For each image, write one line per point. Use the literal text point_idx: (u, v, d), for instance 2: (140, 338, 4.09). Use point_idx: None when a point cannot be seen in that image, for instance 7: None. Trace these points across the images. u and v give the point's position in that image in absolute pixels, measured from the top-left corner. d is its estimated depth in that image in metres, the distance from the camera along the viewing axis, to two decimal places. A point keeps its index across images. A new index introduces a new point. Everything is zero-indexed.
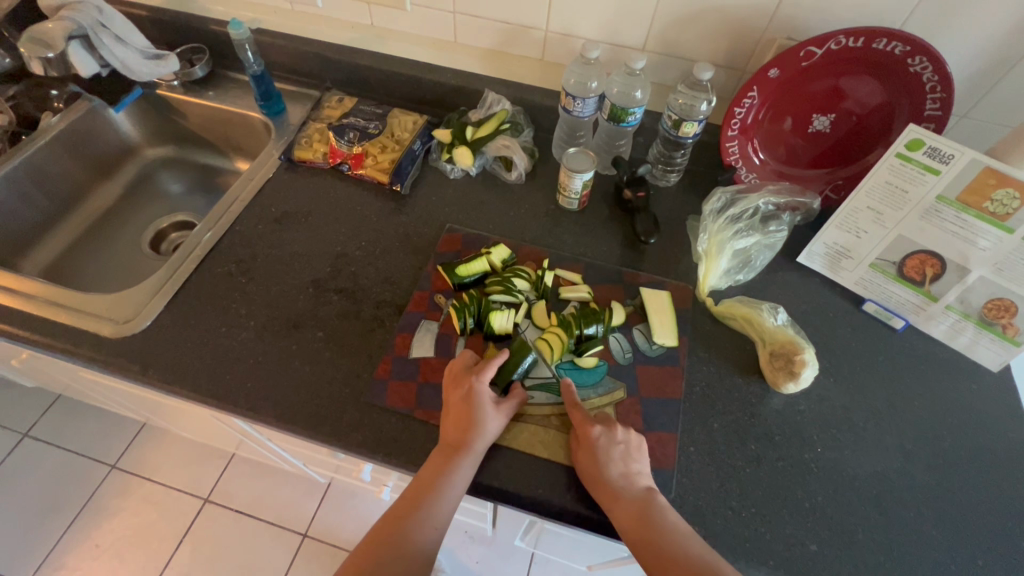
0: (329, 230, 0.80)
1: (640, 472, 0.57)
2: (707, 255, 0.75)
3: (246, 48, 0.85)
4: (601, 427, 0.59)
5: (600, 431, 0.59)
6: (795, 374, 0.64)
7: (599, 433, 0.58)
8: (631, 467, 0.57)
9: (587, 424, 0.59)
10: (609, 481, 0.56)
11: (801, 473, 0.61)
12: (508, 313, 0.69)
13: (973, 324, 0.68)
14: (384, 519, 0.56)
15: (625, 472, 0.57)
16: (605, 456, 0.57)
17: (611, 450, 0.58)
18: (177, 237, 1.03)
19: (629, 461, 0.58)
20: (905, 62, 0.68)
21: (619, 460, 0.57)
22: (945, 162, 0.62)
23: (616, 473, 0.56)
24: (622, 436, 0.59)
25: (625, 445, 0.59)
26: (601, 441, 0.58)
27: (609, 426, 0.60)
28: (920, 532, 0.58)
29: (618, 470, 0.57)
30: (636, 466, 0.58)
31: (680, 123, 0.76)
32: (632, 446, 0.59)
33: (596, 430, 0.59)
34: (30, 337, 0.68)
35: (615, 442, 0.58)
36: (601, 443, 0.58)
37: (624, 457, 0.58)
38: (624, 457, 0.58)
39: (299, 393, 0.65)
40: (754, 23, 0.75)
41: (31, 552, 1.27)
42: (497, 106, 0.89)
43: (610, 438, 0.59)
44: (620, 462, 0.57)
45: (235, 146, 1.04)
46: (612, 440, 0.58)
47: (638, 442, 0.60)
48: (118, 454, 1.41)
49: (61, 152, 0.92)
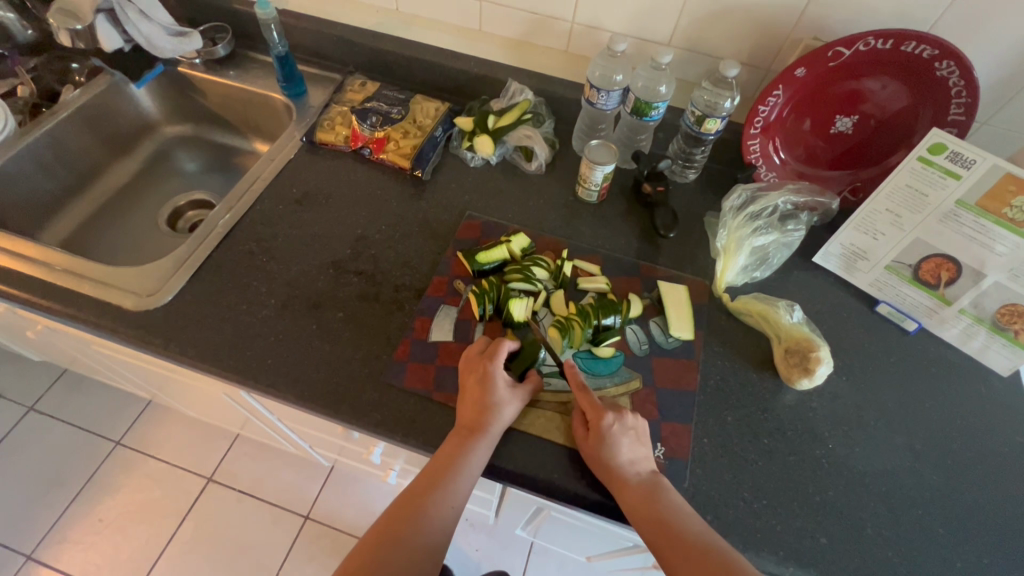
0: (349, 214, 0.81)
1: (646, 456, 0.58)
2: (725, 252, 0.76)
3: (272, 28, 0.85)
4: (613, 415, 0.59)
5: (612, 419, 0.58)
6: (810, 371, 0.65)
7: (612, 421, 0.58)
8: (639, 452, 0.58)
9: (599, 411, 0.59)
10: (618, 466, 0.57)
11: (812, 469, 0.62)
12: (526, 302, 0.70)
13: (986, 329, 0.69)
14: (401, 497, 0.57)
15: (634, 458, 0.57)
16: (616, 443, 0.57)
17: (622, 437, 0.58)
18: (194, 215, 1.03)
19: (637, 447, 0.58)
20: (932, 66, 0.69)
21: (630, 446, 0.58)
22: (967, 167, 0.64)
23: (625, 461, 0.57)
24: (632, 421, 0.60)
25: (635, 430, 0.59)
26: (614, 429, 0.58)
27: (618, 412, 0.60)
28: (927, 530, 0.59)
29: (628, 456, 0.57)
30: (642, 451, 0.58)
31: (703, 119, 0.76)
32: (640, 431, 0.60)
33: (608, 418, 0.58)
34: (53, 306, 0.68)
35: (626, 428, 0.59)
36: (613, 431, 0.58)
37: (633, 443, 0.58)
38: (634, 445, 0.58)
39: (319, 372, 0.65)
40: (782, 22, 0.75)
41: (35, 524, 1.28)
42: (520, 96, 0.89)
43: (621, 424, 0.59)
44: (630, 449, 0.58)
45: (255, 127, 1.04)
46: (623, 426, 0.59)
47: (644, 427, 0.60)
48: (123, 430, 1.42)
49: (82, 126, 0.92)
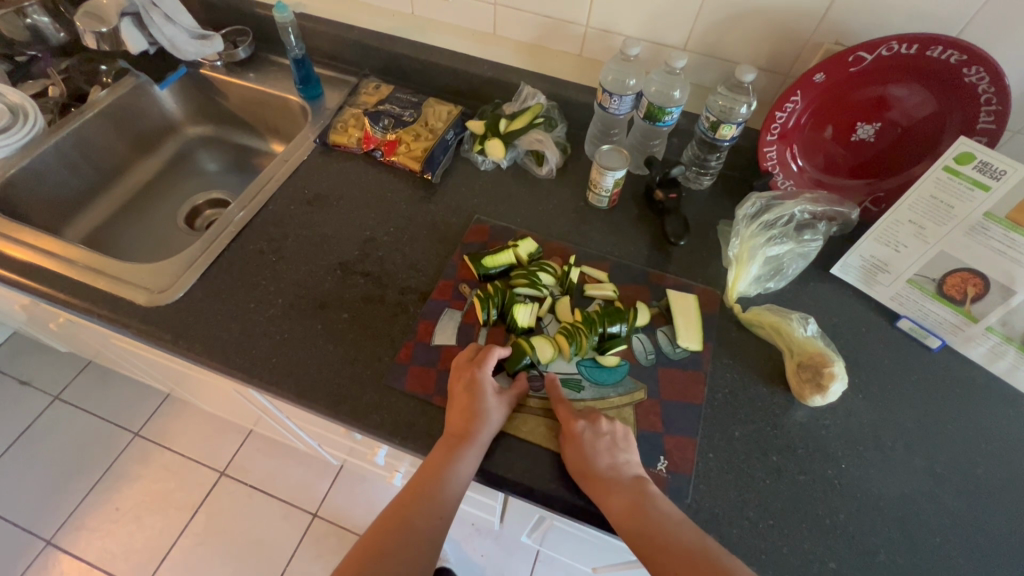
0: (359, 215, 0.81)
1: (627, 461, 0.57)
2: (738, 261, 0.74)
3: (289, 31, 0.86)
4: (585, 422, 0.59)
5: (583, 426, 0.58)
6: (823, 387, 0.63)
7: (584, 428, 0.58)
8: (618, 457, 0.57)
9: (571, 420, 0.59)
10: (597, 473, 0.55)
11: (822, 489, 0.59)
12: (531, 308, 0.69)
13: (1015, 349, 0.65)
14: (390, 508, 0.56)
15: (614, 463, 0.56)
16: (591, 449, 0.57)
17: (596, 443, 0.57)
18: (212, 214, 1.05)
19: (615, 452, 0.57)
20: (960, 72, 0.66)
21: (605, 452, 0.57)
22: (996, 178, 0.61)
23: (605, 465, 0.56)
24: (607, 427, 0.59)
25: (610, 436, 0.58)
26: (586, 434, 0.58)
27: (591, 419, 0.59)
28: (946, 559, 0.56)
29: (606, 461, 0.56)
30: (623, 455, 0.57)
31: (718, 125, 0.74)
32: (617, 436, 0.59)
33: (580, 425, 0.58)
34: (70, 300, 0.70)
35: (600, 434, 0.58)
36: (586, 437, 0.57)
37: (610, 448, 0.57)
38: (611, 449, 0.57)
39: (322, 371, 0.66)
40: (802, 26, 0.73)
41: (55, 510, 1.31)
42: (532, 100, 0.88)
43: (595, 430, 0.58)
44: (607, 454, 0.57)
45: (272, 128, 1.05)
46: (597, 432, 0.58)
47: (623, 432, 0.59)
48: (141, 422, 1.45)
49: (107, 125, 0.95)
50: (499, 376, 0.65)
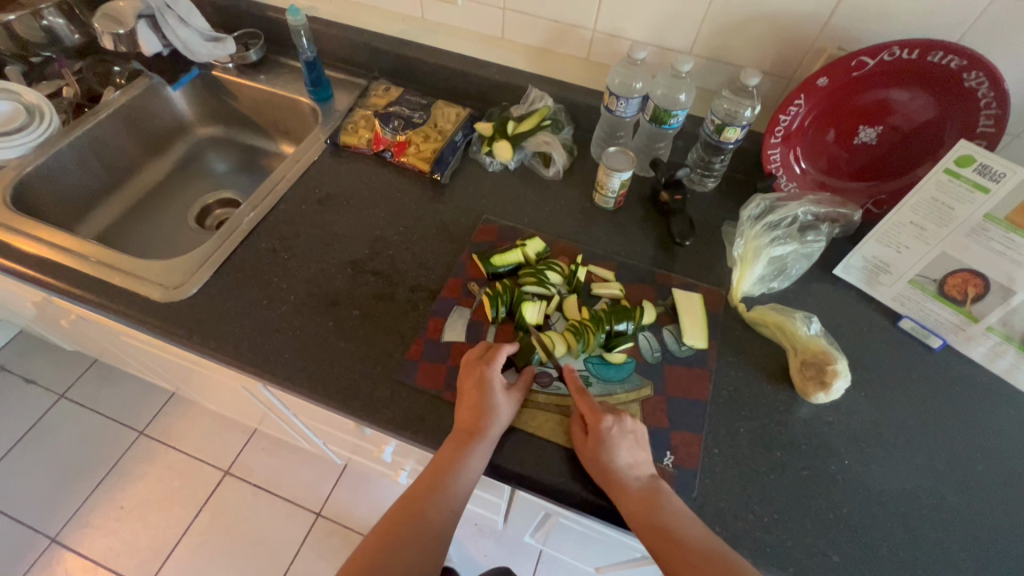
0: (368, 214, 0.83)
1: (646, 460, 0.58)
2: (743, 261, 0.75)
3: (302, 34, 0.88)
4: (612, 418, 0.59)
5: (611, 422, 0.58)
6: (827, 384, 0.64)
7: (611, 425, 0.58)
8: (638, 456, 0.58)
9: (598, 415, 0.59)
10: (616, 470, 0.56)
11: (826, 484, 0.60)
12: (539, 305, 0.71)
13: (1015, 348, 0.66)
14: (401, 501, 0.57)
15: (634, 462, 0.57)
16: (615, 447, 0.57)
17: (620, 441, 0.58)
18: (222, 213, 1.07)
19: (636, 451, 0.58)
20: (961, 77, 0.68)
21: (628, 450, 0.57)
22: (996, 180, 0.62)
23: (625, 464, 0.57)
24: (631, 425, 0.59)
25: (633, 434, 0.59)
26: (613, 432, 0.58)
27: (618, 416, 0.59)
28: (947, 553, 0.57)
29: (626, 460, 0.57)
30: (642, 455, 0.58)
31: (723, 127, 0.76)
32: (639, 436, 0.59)
33: (607, 422, 0.58)
34: (85, 296, 0.71)
35: (625, 432, 0.58)
36: (612, 434, 0.58)
37: (632, 447, 0.58)
38: (633, 448, 0.58)
39: (334, 367, 0.67)
40: (805, 31, 0.75)
41: (60, 508, 1.32)
42: (539, 102, 0.90)
43: (620, 428, 0.59)
44: (629, 453, 0.57)
45: (282, 129, 1.07)
46: (622, 431, 0.58)
47: (643, 431, 0.60)
48: (146, 421, 1.46)
49: (120, 125, 0.97)
50: (509, 371, 0.67)
